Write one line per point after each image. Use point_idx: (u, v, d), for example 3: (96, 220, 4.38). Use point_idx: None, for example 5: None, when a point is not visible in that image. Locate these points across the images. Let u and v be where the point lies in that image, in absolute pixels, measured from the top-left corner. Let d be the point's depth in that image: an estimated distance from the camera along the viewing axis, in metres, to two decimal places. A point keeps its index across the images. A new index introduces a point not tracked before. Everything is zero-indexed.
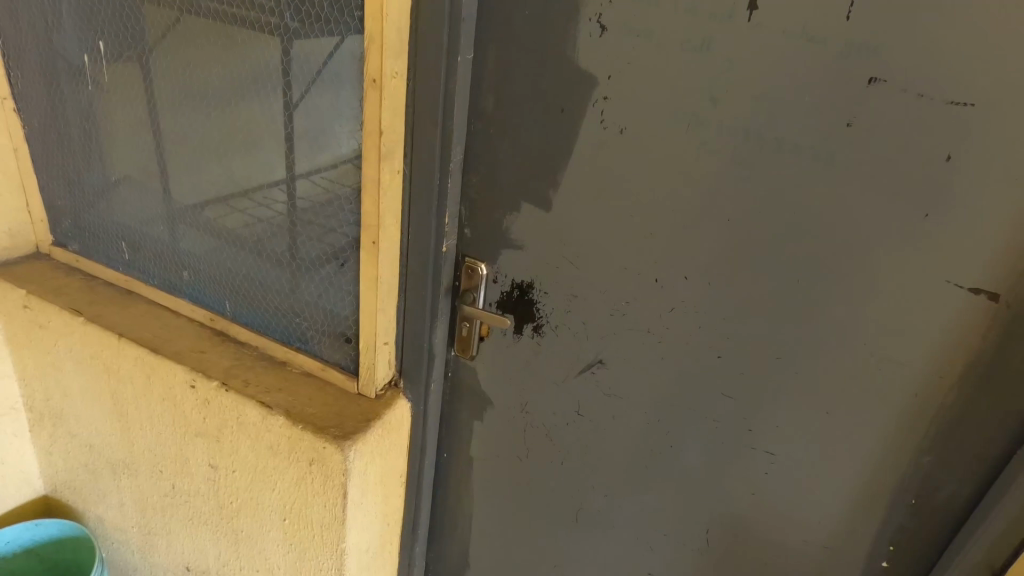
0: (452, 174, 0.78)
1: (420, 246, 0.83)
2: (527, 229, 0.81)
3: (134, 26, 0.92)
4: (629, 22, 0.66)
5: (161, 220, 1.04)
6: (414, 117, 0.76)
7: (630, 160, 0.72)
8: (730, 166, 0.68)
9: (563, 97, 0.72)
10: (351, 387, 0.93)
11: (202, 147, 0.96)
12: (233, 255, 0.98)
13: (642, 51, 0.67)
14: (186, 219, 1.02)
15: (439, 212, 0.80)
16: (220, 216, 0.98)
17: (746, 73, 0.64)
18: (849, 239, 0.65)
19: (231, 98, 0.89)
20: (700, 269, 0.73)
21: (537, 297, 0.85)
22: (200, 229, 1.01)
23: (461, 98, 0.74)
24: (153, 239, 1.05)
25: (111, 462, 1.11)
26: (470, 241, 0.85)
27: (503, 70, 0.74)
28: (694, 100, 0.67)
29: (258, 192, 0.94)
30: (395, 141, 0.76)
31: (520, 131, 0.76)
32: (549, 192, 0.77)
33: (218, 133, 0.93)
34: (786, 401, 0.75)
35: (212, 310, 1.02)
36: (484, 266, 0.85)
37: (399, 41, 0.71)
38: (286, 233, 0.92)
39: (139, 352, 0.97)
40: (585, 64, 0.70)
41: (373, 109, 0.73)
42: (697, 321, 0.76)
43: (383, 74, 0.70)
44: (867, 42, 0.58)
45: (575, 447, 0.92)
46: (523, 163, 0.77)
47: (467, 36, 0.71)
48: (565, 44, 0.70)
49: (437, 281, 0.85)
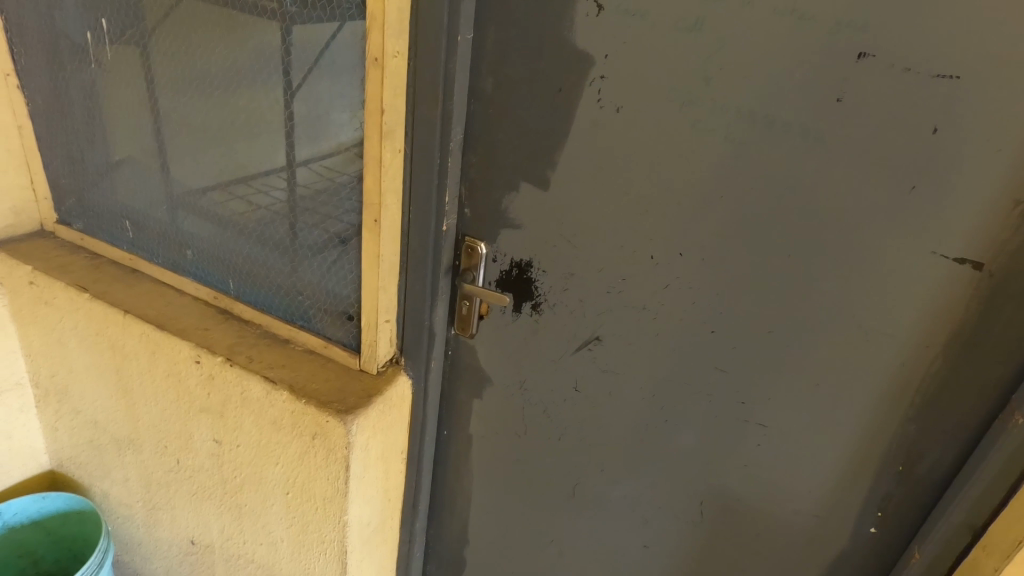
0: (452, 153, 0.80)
1: (421, 225, 0.84)
2: (526, 208, 0.82)
3: (135, 7, 0.93)
4: (625, 1, 0.67)
5: (164, 200, 1.05)
6: (415, 97, 0.77)
7: (626, 138, 0.73)
8: (724, 144, 0.69)
9: (561, 76, 0.73)
10: (353, 364, 0.95)
11: (204, 128, 0.97)
12: (235, 235, 1.00)
13: (638, 29, 0.68)
14: (188, 200, 1.03)
15: (440, 190, 0.82)
16: (222, 196, 0.99)
17: (740, 51, 0.65)
18: (840, 215, 0.67)
19: (232, 78, 0.90)
20: (694, 246, 0.75)
21: (536, 276, 0.86)
22: (202, 209, 1.02)
23: (461, 78, 0.76)
24: (156, 219, 1.07)
25: (116, 438, 1.13)
26: (470, 220, 0.87)
27: (502, 50, 0.75)
28: (689, 78, 0.68)
29: (259, 173, 0.95)
30: (397, 120, 0.77)
31: (519, 110, 0.77)
32: (547, 171, 0.79)
33: (220, 114, 0.94)
34: (777, 375, 0.77)
35: (215, 289, 1.04)
36: (483, 245, 0.87)
37: (400, 20, 0.71)
38: (288, 213, 0.93)
39: (144, 329, 0.98)
40: (582, 43, 0.71)
41: (375, 87, 0.74)
42: (691, 297, 0.78)
43: (385, 53, 0.71)
44: (859, 21, 0.60)
45: (572, 422, 0.94)
46: (522, 142, 0.79)
47: (467, 15, 0.72)
48: (563, 23, 0.71)
49: (438, 259, 0.86)
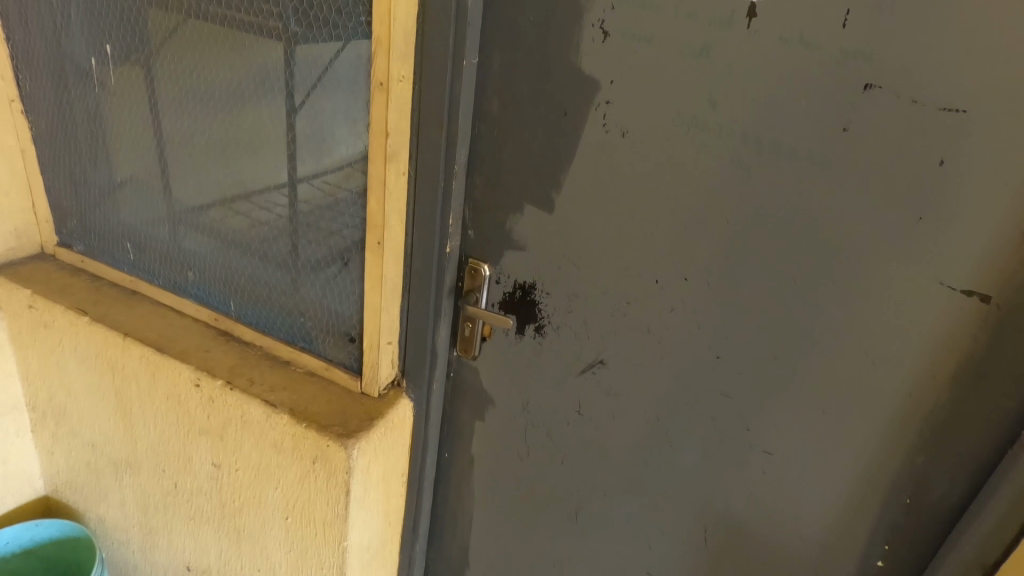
0: (456, 175, 0.80)
1: (425, 247, 0.84)
2: (529, 231, 0.82)
3: (139, 30, 0.94)
4: (632, 29, 0.68)
5: (166, 220, 1.05)
6: (419, 120, 0.77)
7: (631, 162, 0.73)
8: (729, 170, 0.69)
9: (566, 102, 0.74)
10: (355, 387, 0.94)
11: (207, 148, 0.97)
12: (237, 255, 0.99)
13: (644, 58, 0.68)
14: (190, 220, 1.03)
15: (444, 213, 0.82)
16: (224, 216, 0.99)
17: (745, 79, 0.65)
18: (846, 241, 0.67)
19: (236, 100, 0.91)
20: (699, 271, 0.75)
21: (539, 298, 0.86)
22: (204, 230, 1.02)
23: (465, 102, 0.76)
24: (157, 239, 1.06)
25: (114, 462, 1.12)
26: (473, 242, 0.87)
27: (507, 74, 0.75)
28: (694, 105, 0.68)
29: (260, 193, 0.95)
30: (401, 142, 0.77)
31: (523, 134, 0.77)
32: (551, 195, 0.79)
33: (223, 135, 0.95)
34: (784, 400, 0.76)
35: (216, 310, 1.04)
36: (487, 267, 0.86)
37: (405, 44, 0.72)
38: (290, 234, 0.93)
39: (144, 351, 0.98)
40: (588, 70, 0.71)
41: (378, 111, 0.74)
42: (696, 322, 0.78)
43: (390, 77, 0.71)
44: (864, 50, 0.60)
45: (575, 446, 0.93)
46: (526, 165, 0.79)
47: (472, 40, 0.72)
48: (568, 49, 0.71)
49: (441, 281, 0.86)
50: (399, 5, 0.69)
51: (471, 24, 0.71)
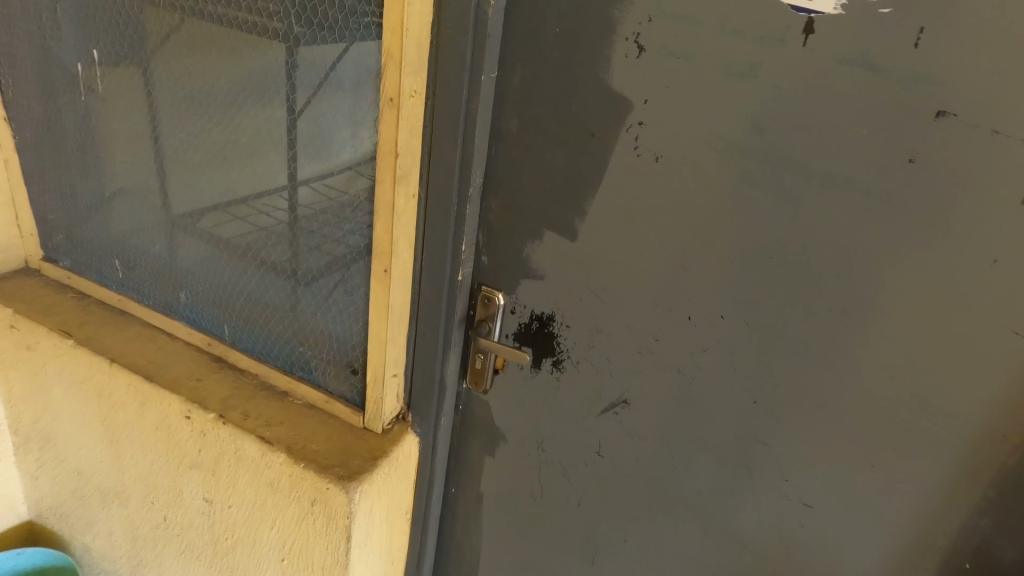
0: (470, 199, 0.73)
1: (435, 275, 0.77)
2: (549, 259, 0.75)
3: (132, 32, 0.88)
4: (671, 44, 0.61)
5: (162, 234, 0.98)
6: (432, 138, 0.70)
7: (664, 189, 0.67)
8: (775, 201, 0.63)
9: (593, 121, 0.67)
10: (357, 422, 0.87)
11: (203, 159, 0.91)
12: (236, 272, 0.93)
13: (683, 76, 0.62)
14: (186, 234, 0.96)
15: (457, 240, 0.75)
16: (222, 229, 0.92)
17: (798, 102, 0.59)
18: (906, 283, 0.60)
19: (235, 108, 0.84)
20: (737, 308, 0.68)
21: (558, 330, 0.78)
22: (200, 244, 0.95)
23: (482, 119, 0.69)
24: (151, 254, 1.00)
25: (100, 490, 1.05)
26: (486, 269, 0.80)
27: (528, 89, 0.68)
28: (739, 129, 0.62)
29: (260, 205, 0.88)
30: (411, 163, 0.70)
31: (545, 155, 0.70)
32: (574, 221, 0.72)
33: (220, 144, 0.88)
34: (827, 450, 0.69)
35: (213, 332, 0.97)
36: (501, 296, 0.79)
37: (418, 55, 0.64)
38: (291, 252, 0.87)
39: (131, 379, 0.91)
40: (620, 88, 0.64)
41: (388, 129, 0.66)
42: (731, 363, 0.71)
43: (402, 92, 0.64)
44: (934, 73, 0.53)
45: (593, 488, 0.86)
46: (547, 189, 0.72)
47: (491, 53, 0.66)
48: (597, 64, 0.65)
49: (452, 312, 0.79)
50: (411, 12, 0.61)
51: (490, 35, 0.64)
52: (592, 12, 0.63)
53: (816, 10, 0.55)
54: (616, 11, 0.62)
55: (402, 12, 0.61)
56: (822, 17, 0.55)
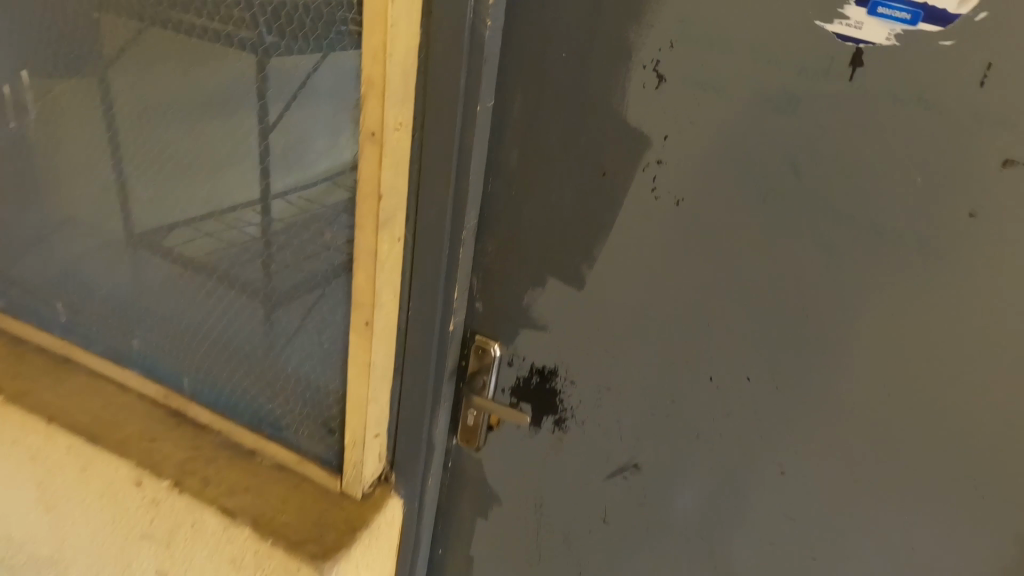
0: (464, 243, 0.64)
1: (422, 326, 0.68)
2: (552, 309, 0.67)
3: (75, 44, 0.77)
4: (696, 75, 0.54)
5: (124, 256, 0.86)
6: (420, 175, 0.61)
7: (684, 234, 0.59)
8: (812, 252, 0.56)
9: (606, 158, 0.59)
10: (333, 486, 0.78)
11: (166, 172, 0.79)
12: (207, 298, 0.82)
13: (710, 110, 0.54)
14: (149, 254, 0.84)
15: (448, 286, 0.66)
16: (188, 250, 0.81)
17: (841, 142, 0.52)
18: (960, 346, 0.53)
19: (201, 112, 0.73)
20: (766, 367, 0.61)
21: (561, 386, 0.70)
22: (166, 266, 0.84)
23: (477, 154, 0.60)
24: (113, 280, 0.88)
25: (37, 559, 0.93)
26: (480, 317, 0.71)
27: (529, 121, 0.60)
28: (773, 171, 0.55)
29: (230, 221, 0.77)
30: (396, 204, 0.61)
31: (549, 194, 0.62)
32: (582, 268, 0.63)
33: (186, 156, 0.77)
34: (864, 524, 0.62)
35: (181, 368, 0.87)
36: (497, 347, 0.71)
37: (403, 82, 0.56)
38: (269, 278, 0.76)
39: (73, 441, 0.81)
40: (636, 122, 0.57)
41: (369, 167, 0.57)
42: (758, 427, 0.63)
43: (385, 125, 0.55)
44: (1000, 115, 0.47)
45: (598, 557, 0.78)
46: (550, 232, 0.63)
47: (487, 80, 0.57)
48: (610, 95, 0.57)
49: (441, 366, 0.70)
50: (395, 33, 0.52)
51: (488, 61, 0.56)
52: (604, 36, 0.55)
53: (864, 40, 0.48)
54: (632, 35, 0.54)
55: (384, 33, 0.52)
56: (872, 48, 0.48)
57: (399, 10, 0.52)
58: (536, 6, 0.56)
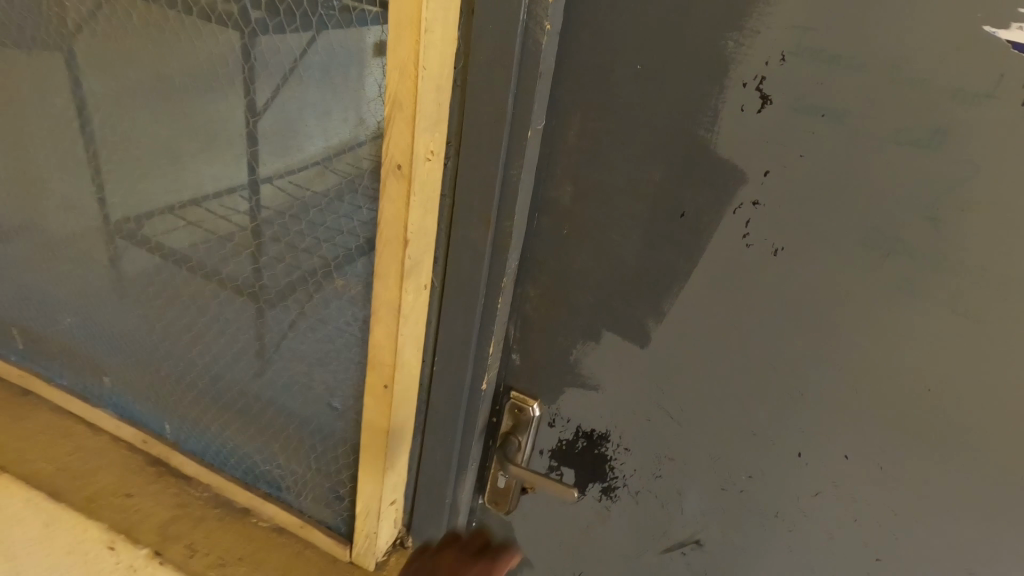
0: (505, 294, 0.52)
1: (451, 384, 0.57)
2: (606, 367, 0.56)
3: (25, 25, 0.64)
4: (813, 96, 0.42)
5: (99, 246, 0.71)
6: (453, 212, 0.49)
7: (779, 291, 0.48)
8: (946, 320, 0.44)
9: (687, 195, 0.47)
10: (342, 556, 0.67)
11: (143, 150, 0.64)
12: (196, 304, 0.67)
13: (829, 140, 0.42)
14: (127, 243, 0.69)
15: (481, 342, 0.54)
16: (171, 243, 0.66)
17: (1002, 187, 0.40)
18: None
19: (182, 74, 0.57)
20: (869, 449, 0.50)
21: (612, 452, 0.60)
22: (148, 258, 0.69)
23: (525, 189, 0.48)
24: (89, 274, 0.74)
25: None
26: (518, 370, 0.60)
27: (590, 146, 0.48)
28: (905, 219, 0.43)
29: (220, 211, 0.62)
30: (424, 248, 0.49)
31: (610, 235, 0.51)
32: (646, 323, 0.53)
33: (166, 129, 0.61)
34: None
35: (168, 384, 0.73)
36: (536, 406, 0.60)
37: (437, 102, 0.44)
38: (271, 284, 0.61)
39: None
40: (729, 153, 0.45)
41: (393, 206, 0.46)
42: (852, 514, 0.53)
43: (415, 156, 0.44)
44: None
45: None
46: (608, 280, 0.52)
47: (542, 98, 0.45)
48: (696, 118, 0.45)
49: (471, 428, 0.59)
50: (430, 41, 0.41)
51: (543, 74, 0.44)
52: (694, 44, 0.43)
53: None
54: (730, 44, 0.42)
55: (416, 41, 0.40)
56: None
57: (436, 11, 0.40)
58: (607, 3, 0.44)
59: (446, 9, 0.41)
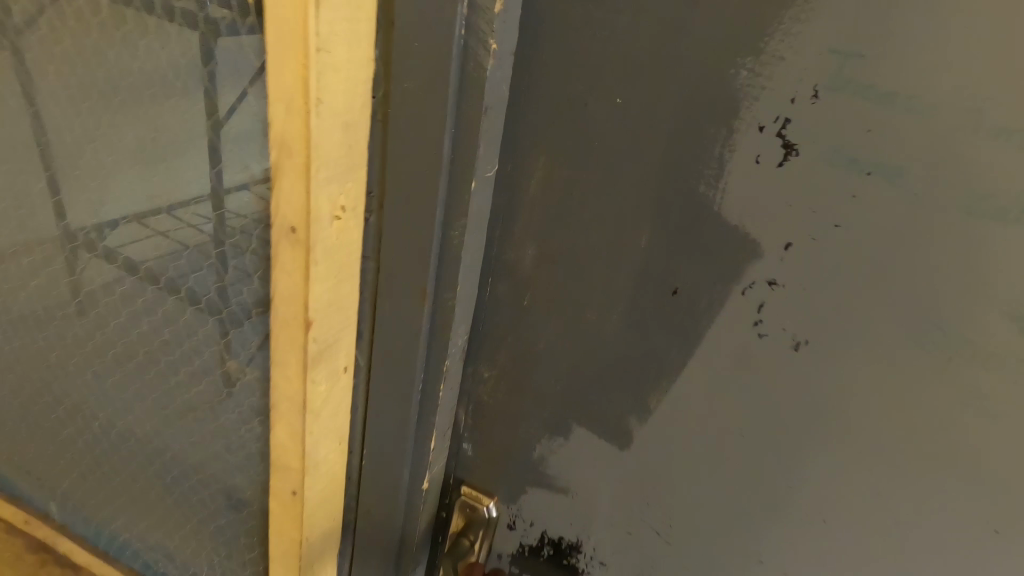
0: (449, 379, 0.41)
1: (382, 491, 0.44)
2: (577, 467, 0.45)
3: None
4: (857, 148, 0.31)
5: (14, 272, 0.52)
6: (378, 279, 0.38)
7: (800, 395, 0.36)
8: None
9: (683, 269, 0.36)
10: None
11: (102, 129, 0.42)
12: (91, 367, 0.51)
13: (875, 208, 0.31)
14: (46, 269, 0.50)
15: (420, 438, 0.42)
16: (131, 262, 0.45)
17: None
18: None
19: (99, 30, 0.39)
20: None
21: (583, 565, 0.48)
22: (107, 277, 0.47)
23: (471, 252, 0.37)
24: (43, 305, 0.51)
25: None
26: (472, 460, 0.49)
27: (557, 198, 0.37)
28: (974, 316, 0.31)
29: (188, 220, 0.41)
30: (341, 324, 0.38)
31: (583, 311, 0.39)
32: (627, 420, 0.41)
33: (130, 95, 0.40)
34: None
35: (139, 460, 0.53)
36: (491, 506, 0.48)
37: (348, 139, 0.33)
38: (263, 325, 0.41)
39: None
40: (739, 218, 0.34)
41: (289, 275, 0.34)
42: None
43: (316, 212, 0.32)
44: None
45: None
46: (579, 365, 0.41)
47: (490, 139, 0.34)
48: (697, 169, 0.34)
49: (409, 543, 0.46)
50: (329, 60, 0.29)
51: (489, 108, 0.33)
52: (694, 71, 0.32)
53: None
54: (742, 75, 0.31)
55: (304, 62, 0.29)
56: None
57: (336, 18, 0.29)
58: (581, 14, 0.33)
59: (352, 16, 0.30)
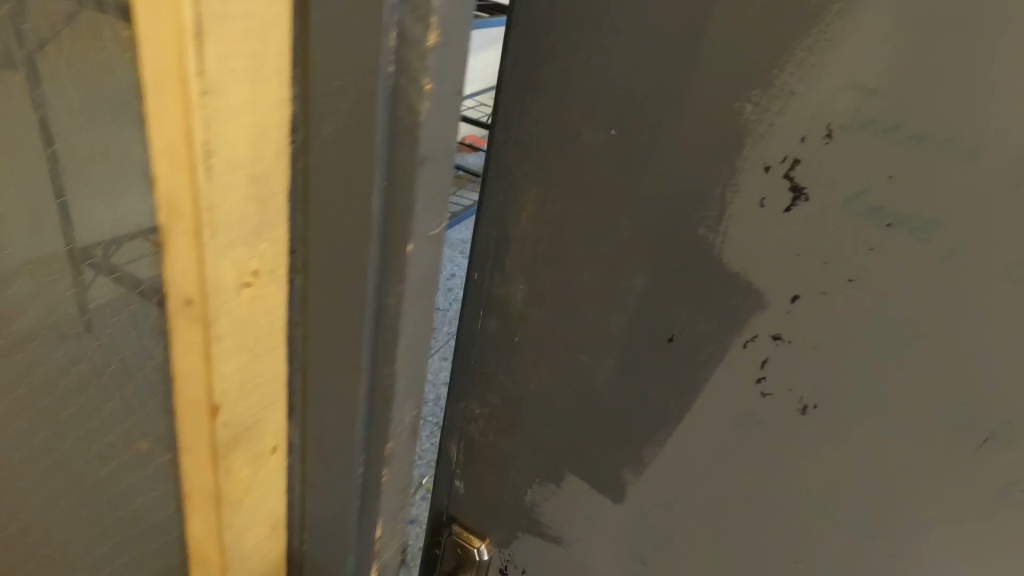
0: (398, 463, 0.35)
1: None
2: (566, 518, 0.42)
3: None
4: (877, 196, 0.27)
5: None
6: (307, 352, 0.32)
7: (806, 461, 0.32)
8: None
9: (679, 315, 0.33)
10: None
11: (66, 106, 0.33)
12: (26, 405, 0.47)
13: (895, 262, 0.27)
14: None
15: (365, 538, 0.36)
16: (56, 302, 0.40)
17: None
18: None
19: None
20: None
21: None
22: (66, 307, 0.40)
23: (415, 325, 0.31)
24: (54, 328, 0.42)
25: None
26: (464, 499, 0.46)
27: (547, 236, 0.35)
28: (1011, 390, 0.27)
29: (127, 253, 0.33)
30: (262, 404, 0.33)
31: (572, 352, 0.37)
32: (620, 474, 0.38)
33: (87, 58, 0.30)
34: None
35: (130, 511, 0.44)
36: (484, 546, 0.46)
37: (252, 197, 0.27)
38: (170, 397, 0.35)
39: None
40: (741, 265, 0.30)
41: (184, 345, 0.30)
42: None
43: (213, 284, 0.28)
44: None
45: None
46: (570, 411, 0.38)
47: (436, 197, 0.28)
48: (696, 209, 0.31)
49: None
50: (224, 113, 0.24)
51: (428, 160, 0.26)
52: (693, 102, 0.29)
53: None
54: (747, 108, 0.28)
55: (182, 101, 0.24)
56: None
57: (231, 66, 0.24)
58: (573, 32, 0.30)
59: (256, 57, 0.25)
